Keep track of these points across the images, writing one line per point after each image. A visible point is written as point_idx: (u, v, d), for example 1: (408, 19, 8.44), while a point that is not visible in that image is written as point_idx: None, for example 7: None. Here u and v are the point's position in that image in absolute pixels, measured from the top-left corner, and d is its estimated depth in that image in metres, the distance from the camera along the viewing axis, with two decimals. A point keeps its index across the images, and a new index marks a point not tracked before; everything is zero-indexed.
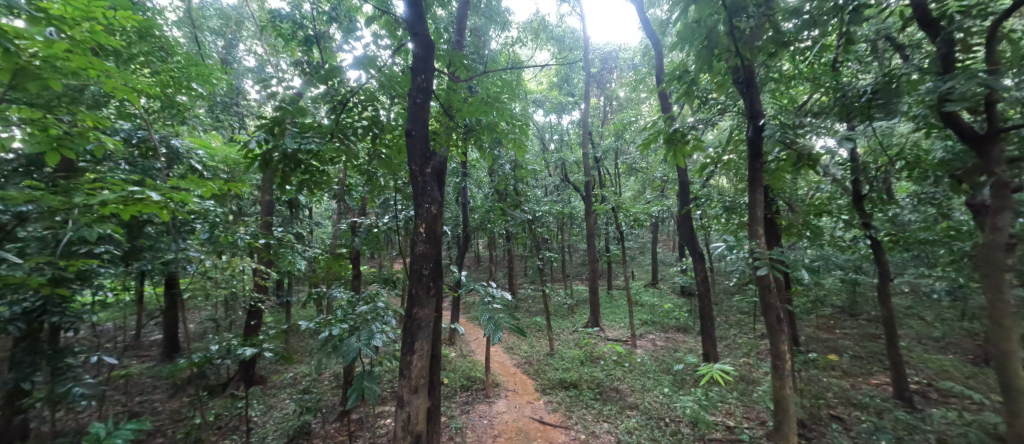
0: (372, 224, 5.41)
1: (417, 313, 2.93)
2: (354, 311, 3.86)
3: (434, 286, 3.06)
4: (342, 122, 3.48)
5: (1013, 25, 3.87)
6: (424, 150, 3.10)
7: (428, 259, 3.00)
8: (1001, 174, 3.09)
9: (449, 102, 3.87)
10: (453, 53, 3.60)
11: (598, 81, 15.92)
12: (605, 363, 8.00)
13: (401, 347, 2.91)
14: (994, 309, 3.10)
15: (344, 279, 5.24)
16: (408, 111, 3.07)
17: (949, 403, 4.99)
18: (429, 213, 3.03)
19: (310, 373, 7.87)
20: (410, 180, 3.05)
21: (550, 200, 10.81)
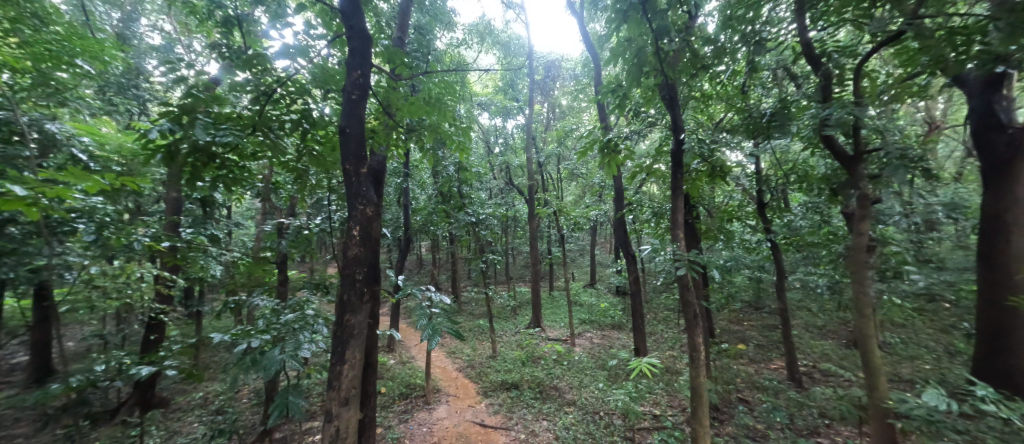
0: (302, 225, 5.10)
1: (348, 320, 2.83)
2: (278, 321, 3.62)
3: (368, 291, 2.99)
4: (267, 114, 3.24)
5: (876, 64, 4.67)
6: (359, 149, 3.00)
7: (362, 263, 2.93)
8: (865, 189, 3.73)
9: (390, 101, 3.80)
10: (394, 51, 3.55)
11: (542, 87, 16.44)
12: (545, 363, 8.27)
13: (330, 356, 2.80)
14: (859, 301, 3.72)
15: (269, 285, 4.86)
16: (342, 108, 2.95)
17: (828, 381, 5.83)
18: (363, 214, 2.95)
19: (224, 391, 7.16)
20: (344, 180, 2.95)
21: (494, 202, 10.91)
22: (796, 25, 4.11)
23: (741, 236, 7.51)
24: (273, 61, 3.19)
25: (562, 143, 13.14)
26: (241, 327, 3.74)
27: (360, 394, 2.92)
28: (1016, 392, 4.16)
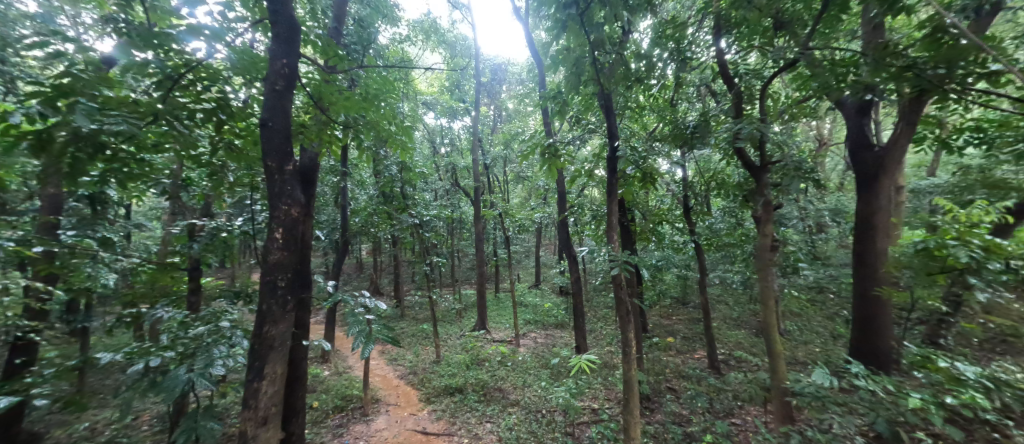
0: (220, 226, 4.61)
1: (268, 332, 2.65)
2: (186, 335, 3.30)
3: (292, 299, 2.81)
4: (173, 101, 2.89)
5: (780, 86, 5.32)
6: (284, 144, 2.80)
7: (285, 268, 2.74)
8: (769, 196, 4.22)
9: (325, 94, 3.57)
10: (327, 42, 3.37)
11: (489, 90, 16.51)
12: (490, 365, 8.32)
13: (246, 372, 2.60)
14: (765, 293, 4.21)
15: (178, 295, 4.36)
16: (264, 100, 2.74)
17: (741, 367, 6.48)
18: (287, 215, 2.77)
19: (118, 418, 6.25)
20: (265, 179, 2.74)
21: (439, 204, 10.76)
22: (714, 46, 4.55)
23: (671, 237, 8.11)
24: (182, 41, 2.88)
25: (509, 146, 13.32)
26: (139, 344, 3.31)
27: (281, 410, 2.75)
28: (880, 368, 4.92)
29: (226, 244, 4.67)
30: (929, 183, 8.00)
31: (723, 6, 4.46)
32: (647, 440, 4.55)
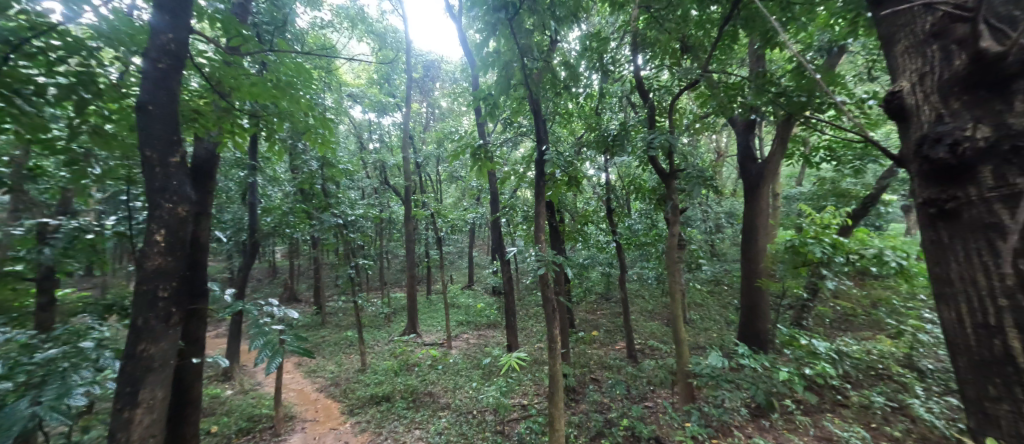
0: (82, 225, 3.74)
1: (144, 351, 2.18)
2: (30, 361, 2.76)
3: (176, 312, 2.35)
4: (10, 72, 2.35)
5: (687, 101, 5.95)
6: (169, 131, 2.33)
7: (172, 276, 2.30)
8: (676, 200, 4.72)
9: (227, 79, 3.08)
10: (229, 18, 2.90)
11: (421, 86, 16.14)
12: (419, 370, 8.14)
13: (114, 400, 2.12)
14: (672, 286, 4.69)
15: (27, 311, 3.60)
16: (142, 77, 2.27)
17: (652, 355, 7.11)
18: (172, 215, 2.30)
19: None
20: (141, 172, 2.24)
21: (367, 203, 10.26)
22: (632, 62, 4.95)
23: (596, 237, 8.62)
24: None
25: (441, 144, 13.13)
26: None
27: (160, 442, 2.28)
28: (760, 348, 5.69)
29: (93, 247, 3.81)
30: (797, 192, 9.52)
31: (641, 25, 4.88)
32: (572, 430, 4.79)
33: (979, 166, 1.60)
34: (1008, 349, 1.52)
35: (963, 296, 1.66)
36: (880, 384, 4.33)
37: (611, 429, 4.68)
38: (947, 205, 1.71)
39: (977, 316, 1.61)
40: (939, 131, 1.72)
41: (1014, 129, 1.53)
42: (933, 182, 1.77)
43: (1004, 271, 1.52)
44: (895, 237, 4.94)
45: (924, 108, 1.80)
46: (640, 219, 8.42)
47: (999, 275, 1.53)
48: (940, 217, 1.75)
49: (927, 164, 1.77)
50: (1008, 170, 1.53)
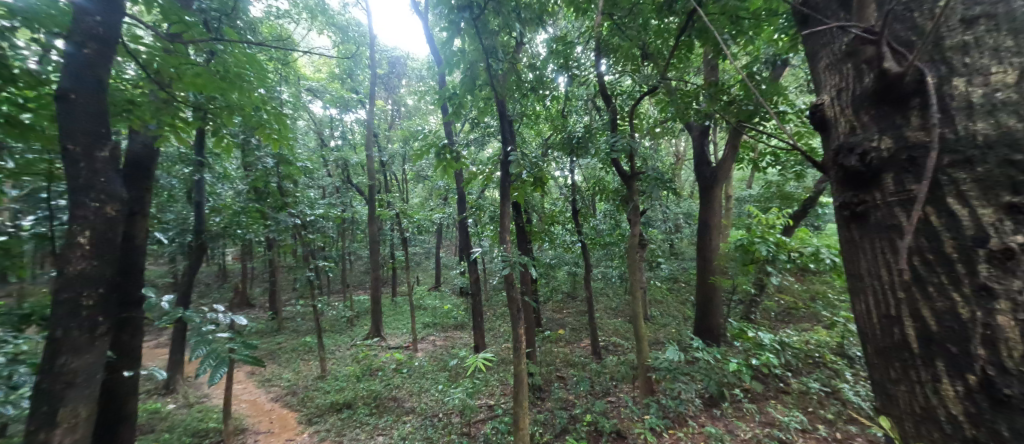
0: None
1: (64, 365, 1.97)
2: None
3: (103, 320, 2.15)
4: None
5: (647, 105, 6.16)
6: (96, 123, 2.12)
7: (98, 282, 2.10)
8: (636, 201, 4.89)
9: (165, 67, 2.81)
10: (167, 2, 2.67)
11: (386, 83, 15.76)
12: (383, 374, 7.95)
13: (27, 421, 1.89)
14: (633, 284, 4.86)
15: None
16: (63, 62, 2.05)
17: (615, 351, 7.32)
18: (98, 215, 2.11)
19: None
20: (62, 166, 2.03)
21: (328, 203, 9.90)
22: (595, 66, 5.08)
23: (562, 237, 8.75)
24: None
25: (407, 143, 12.87)
26: None
27: None
28: (713, 342, 5.97)
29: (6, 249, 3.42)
30: (748, 194, 10.13)
31: (604, 31, 5.01)
32: (537, 428, 4.84)
33: (882, 171, 1.27)
34: (907, 356, 1.17)
35: (871, 291, 1.31)
36: (817, 371, 4.69)
37: (575, 425, 4.77)
38: (858, 210, 1.36)
39: (880, 308, 1.27)
40: (851, 142, 1.39)
41: (918, 129, 1.20)
42: (845, 187, 1.43)
43: (903, 269, 1.18)
44: (830, 236, 5.40)
45: (839, 114, 1.49)
46: (604, 219, 8.66)
47: (900, 274, 1.20)
48: (852, 221, 1.40)
49: (840, 172, 1.43)
50: (911, 175, 1.19)
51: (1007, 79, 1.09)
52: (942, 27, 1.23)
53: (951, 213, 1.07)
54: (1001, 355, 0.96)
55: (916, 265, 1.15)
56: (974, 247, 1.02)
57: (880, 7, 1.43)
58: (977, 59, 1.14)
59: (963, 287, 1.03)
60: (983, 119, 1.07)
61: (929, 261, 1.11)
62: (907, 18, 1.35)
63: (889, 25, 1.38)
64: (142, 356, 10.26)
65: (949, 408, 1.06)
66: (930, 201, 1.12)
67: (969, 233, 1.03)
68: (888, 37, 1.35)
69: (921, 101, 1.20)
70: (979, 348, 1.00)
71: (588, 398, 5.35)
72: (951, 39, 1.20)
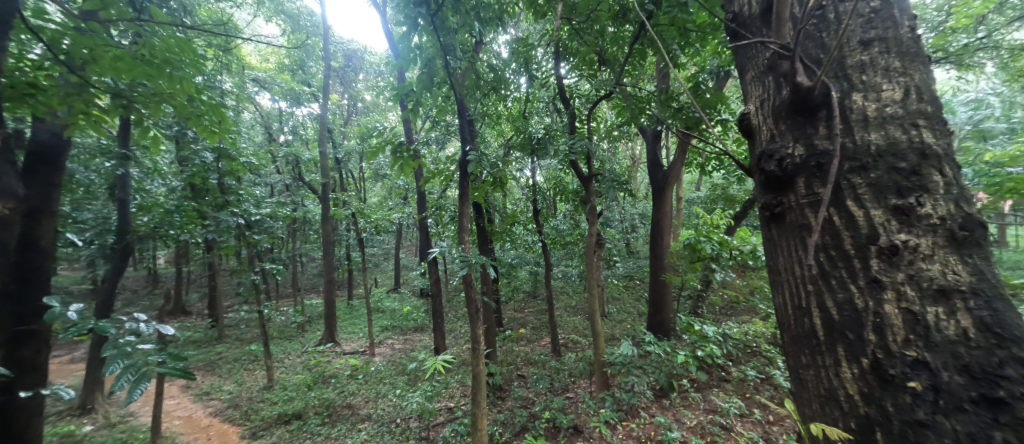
0: None
1: None
2: None
3: None
4: None
5: (604, 108, 6.37)
6: None
7: None
8: (593, 201, 5.04)
9: (78, 48, 2.40)
10: None
11: (342, 76, 15.15)
12: (337, 382, 7.64)
13: None
14: (591, 282, 4.99)
15: None
16: None
17: (573, 348, 7.50)
18: None
19: None
20: None
21: (278, 201, 9.36)
22: (554, 68, 5.20)
23: (523, 236, 8.85)
24: None
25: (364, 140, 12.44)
26: None
27: None
28: (664, 335, 6.28)
29: None
30: (697, 196, 10.74)
31: (563, 35, 5.14)
32: (496, 428, 4.85)
33: (796, 176, 1.45)
34: (814, 342, 1.35)
35: (786, 284, 1.49)
36: (754, 359, 5.08)
37: (535, 422, 4.83)
38: (775, 212, 1.53)
39: (794, 301, 1.44)
40: (771, 147, 1.56)
41: (827, 140, 1.40)
42: (766, 190, 1.59)
43: (811, 265, 1.37)
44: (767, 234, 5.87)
45: (762, 123, 1.67)
46: (565, 219, 8.85)
47: (809, 269, 1.38)
48: (771, 221, 1.57)
49: (761, 176, 1.60)
50: (819, 181, 1.37)
51: (894, 95, 1.35)
52: (845, 48, 1.47)
53: (851, 215, 1.27)
54: (886, 336, 1.16)
55: (823, 261, 1.34)
56: (868, 244, 1.23)
57: (794, 26, 1.62)
58: (872, 78, 1.40)
59: (859, 280, 1.23)
60: (876, 131, 1.32)
61: (833, 257, 1.31)
62: (817, 37, 1.56)
63: (802, 42, 1.58)
64: (56, 373, 9.17)
65: (847, 388, 1.24)
66: (834, 205, 1.31)
67: (864, 231, 1.24)
68: (801, 54, 1.55)
69: (829, 114, 1.42)
70: (870, 333, 1.19)
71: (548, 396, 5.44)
72: (852, 59, 1.45)
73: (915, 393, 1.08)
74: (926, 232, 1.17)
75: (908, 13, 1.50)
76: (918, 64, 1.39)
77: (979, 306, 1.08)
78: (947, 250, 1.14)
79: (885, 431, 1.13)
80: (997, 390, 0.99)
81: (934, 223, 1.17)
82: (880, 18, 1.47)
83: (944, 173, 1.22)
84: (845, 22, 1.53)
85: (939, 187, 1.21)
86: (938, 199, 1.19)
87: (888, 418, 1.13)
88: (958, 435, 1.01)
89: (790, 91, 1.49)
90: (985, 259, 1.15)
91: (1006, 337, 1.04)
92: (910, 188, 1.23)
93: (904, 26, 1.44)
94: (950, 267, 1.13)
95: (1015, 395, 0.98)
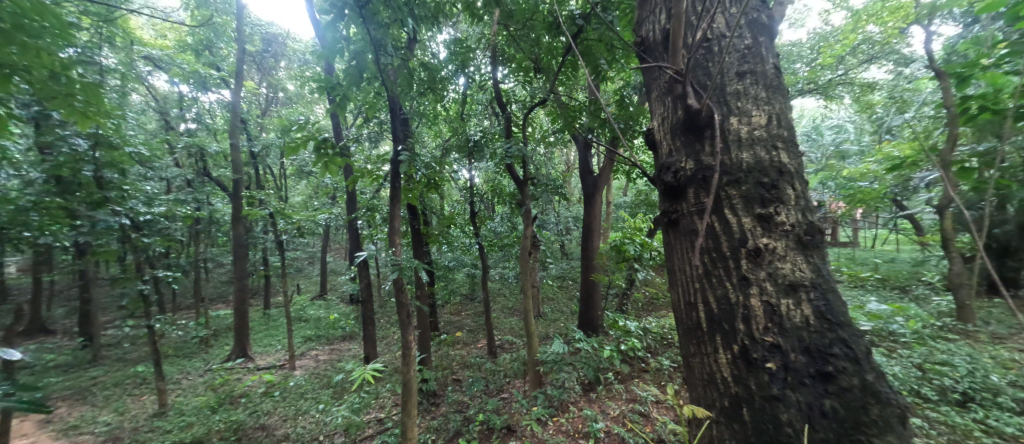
0: None
1: None
2: None
3: None
4: None
5: (540, 114, 6.55)
6: None
7: None
8: (528, 204, 5.14)
9: None
10: None
11: (259, 63, 13.83)
12: (248, 401, 6.90)
13: None
14: (526, 283, 5.07)
15: None
16: None
17: (509, 349, 7.57)
18: None
19: None
20: None
21: (177, 200, 8.24)
22: (491, 72, 5.24)
23: (460, 238, 8.76)
24: None
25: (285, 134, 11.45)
26: None
27: None
28: (591, 332, 6.60)
29: None
30: (624, 201, 11.47)
31: (501, 40, 5.20)
32: (429, 435, 4.73)
33: (687, 187, 1.65)
34: (698, 333, 1.56)
35: (679, 281, 1.69)
36: (670, 349, 5.53)
37: (469, 426, 4.77)
38: (671, 218, 1.73)
39: (684, 296, 1.65)
40: (668, 161, 1.75)
41: (711, 155, 1.62)
42: (664, 198, 1.77)
43: (697, 265, 1.58)
44: None
45: (662, 139, 1.87)
46: (502, 221, 8.92)
47: (696, 269, 1.58)
48: (669, 226, 1.76)
49: (660, 185, 1.78)
50: (704, 193, 1.59)
51: (760, 121, 1.61)
52: (725, 77, 1.71)
53: (727, 222, 1.51)
54: (751, 324, 1.40)
55: (706, 261, 1.55)
56: (739, 247, 1.47)
57: (687, 53, 1.83)
58: (745, 104, 1.65)
59: (732, 277, 1.46)
60: (747, 151, 1.57)
61: (714, 258, 1.53)
62: (705, 66, 1.79)
63: (694, 69, 1.80)
64: None
65: (722, 372, 1.45)
66: (715, 214, 1.54)
67: (736, 236, 1.49)
68: (691, 79, 1.77)
69: (712, 133, 1.64)
70: (740, 323, 1.42)
71: (482, 399, 5.41)
72: (730, 87, 1.69)
73: (772, 372, 1.33)
74: (780, 236, 1.44)
75: (773, 52, 1.78)
76: (778, 96, 1.67)
77: (817, 298, 1.37)
78: (796, 251, 1.43)
79: (748, 406, 1.36)
80: (827, 365, 1.28)
81: (787, 229, 1.45)
82: (751, 55, 1.72)
83: (794, 188, 1.51)
84: (725, 54, 1.76)
85: (791, 199, 1.49)
86: (791, 209, 1.48)
87: (752, 395, 1.36)
88: (800, 405, 1.26)
89: (683, 111, 1.69)
90: (821, 259, 1.46)
91: (834, 322, 1.35)
92: (770, 199, 1.50)
93: (769, 64, 1.71)
94: (797, 266, 1.41)
95: (838, 369, 1.27)
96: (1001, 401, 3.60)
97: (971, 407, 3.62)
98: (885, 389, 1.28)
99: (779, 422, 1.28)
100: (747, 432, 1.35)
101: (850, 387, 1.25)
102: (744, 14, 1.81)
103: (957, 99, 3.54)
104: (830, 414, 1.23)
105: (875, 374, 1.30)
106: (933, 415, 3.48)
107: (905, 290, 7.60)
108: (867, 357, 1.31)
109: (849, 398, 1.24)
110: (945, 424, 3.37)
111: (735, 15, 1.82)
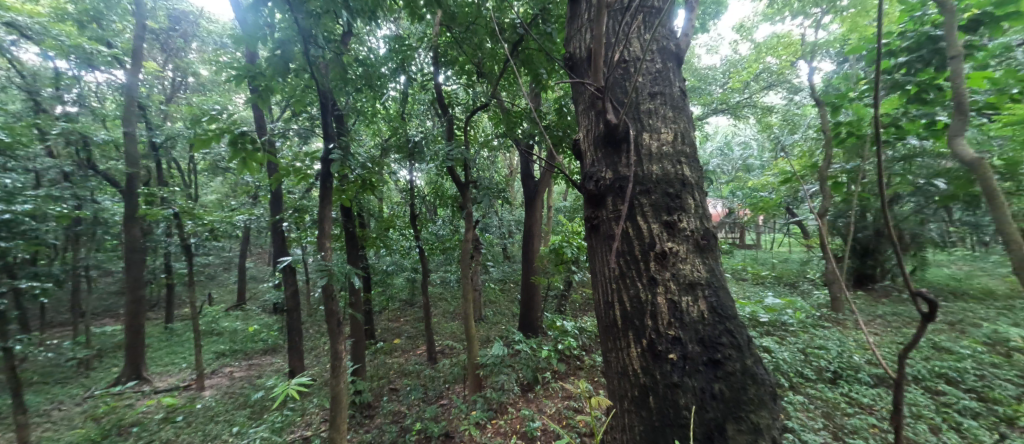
0: None
1: None
2: None
3: None
4: None
5: (481, 118, 6.57)
6: None
7: None
8: (469, 207, 5.09)
9: None
10: None
11: (164, 43, 12.26)
12: (142, 430, 6.03)
13: None
14: (466, 287, 5.03)
15: None
16: None
17: (448, 355, 7.41)
18: None
19: None
20: None
21: (51, 197, 6.99)
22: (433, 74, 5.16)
23: (399, 242, 8.46)
24: None
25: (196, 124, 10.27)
26: None
27: None
28: (530, 333, 6.70)
29: None
30: (563, 206, 11.85)
31: (443, 42, 5.16)
32: None
33: (606, 195, 1.75)
34: (614, 330, 1.64)
35: (600, 283, 1.77)
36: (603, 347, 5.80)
37: (404, 436, 4.60)
38: (593, 223, 1.81)
39: (604, 296, 1.73)
40: (591, 170, 1.84)
41: (626, 167, 1.73)
42: (588, 205, 1.86)
43: (614, 267, 1.67)
44: None
45: (587, 149, 1.96)
46: (443, 225, 8.78)
47: (612, 270, 1.67)
48: (591, 231, 1.85)
49: (584, 193, 1.87)
50: (621, 200, 1.69)
51: (668, 137, 1.75)
52: (639, 96, 1.84)
53: (638, 228, 1.63)
54: (657, 320, 1.51)
55: (622, 263, 1.65)
56: (649, 250, 1.59)
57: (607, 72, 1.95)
58: (655, 121, 1.79)
59: (643, 277, 1.58)
60: (656, 163, 1.70)
61: (628, 260, 1.63)
62: (623, 85, 1.91)
63: (613, 87, 1.92)
64: None
65: (633, 364, 1.54)
66: (629, 220, 1.65)
67: (647, 240, 1.60)
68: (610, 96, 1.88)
69: (628, 147, 1.76)
70: (648, 320, 1.53)
71: (418, 409, 5.23)
72: (644, 106, 1.83)
73: (673, 362, 1.44)
74: (682, 241, 1.58)
75: (680, 77, 1.95)
76: (683, 116, 1.83)
77: (710, 294, 1.52)
78: (694, 254, 1.57)
79: (654, 394, 1.46)
80: (716, 353, 1.42)
81: (688, 234, 1.59)
82: (661, 77, 1.88)
83: (694, 198, 1.66)
84: (639, 75, 1.90)
85: (692, 208, 1.64)
86: (691, 217, 1.62)
87: (656, 384, 1.46)
88: (695, 390, 1.38)
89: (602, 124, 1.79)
90: (714, 260, 1.62)
91: (724, 315, 1.50)
92: (675, 207, 1.63)
93: (676, 87, 1.87)
94: (695, 266, 1.55)
95: (725, 356, 1.42)
96: (860, 377, 4.26)
97: (839, 382, 4.24)
98: (761, 371, 1.44)
99: (678, 406, 1.39)
100: (652, 418, 1.45)
101: (733, 371, 1.40)
102: (656, 41, 1.96)
103: (833, 124, 4.16)
104: (718, 396, 1.36)
105: (754, 359, 1.47)
106: (812, 392, 4.02)
107: (795, 286, 8.73)
108: (747, 345, 1.48)
109: (732, 380, 1.38)
110: (820, 399, 3.90)
111: (648, 41, 1.97)
